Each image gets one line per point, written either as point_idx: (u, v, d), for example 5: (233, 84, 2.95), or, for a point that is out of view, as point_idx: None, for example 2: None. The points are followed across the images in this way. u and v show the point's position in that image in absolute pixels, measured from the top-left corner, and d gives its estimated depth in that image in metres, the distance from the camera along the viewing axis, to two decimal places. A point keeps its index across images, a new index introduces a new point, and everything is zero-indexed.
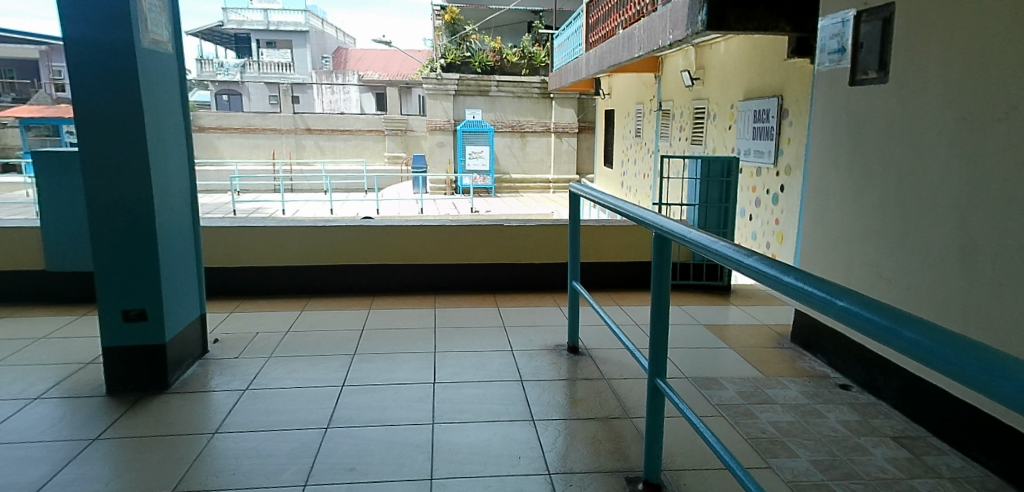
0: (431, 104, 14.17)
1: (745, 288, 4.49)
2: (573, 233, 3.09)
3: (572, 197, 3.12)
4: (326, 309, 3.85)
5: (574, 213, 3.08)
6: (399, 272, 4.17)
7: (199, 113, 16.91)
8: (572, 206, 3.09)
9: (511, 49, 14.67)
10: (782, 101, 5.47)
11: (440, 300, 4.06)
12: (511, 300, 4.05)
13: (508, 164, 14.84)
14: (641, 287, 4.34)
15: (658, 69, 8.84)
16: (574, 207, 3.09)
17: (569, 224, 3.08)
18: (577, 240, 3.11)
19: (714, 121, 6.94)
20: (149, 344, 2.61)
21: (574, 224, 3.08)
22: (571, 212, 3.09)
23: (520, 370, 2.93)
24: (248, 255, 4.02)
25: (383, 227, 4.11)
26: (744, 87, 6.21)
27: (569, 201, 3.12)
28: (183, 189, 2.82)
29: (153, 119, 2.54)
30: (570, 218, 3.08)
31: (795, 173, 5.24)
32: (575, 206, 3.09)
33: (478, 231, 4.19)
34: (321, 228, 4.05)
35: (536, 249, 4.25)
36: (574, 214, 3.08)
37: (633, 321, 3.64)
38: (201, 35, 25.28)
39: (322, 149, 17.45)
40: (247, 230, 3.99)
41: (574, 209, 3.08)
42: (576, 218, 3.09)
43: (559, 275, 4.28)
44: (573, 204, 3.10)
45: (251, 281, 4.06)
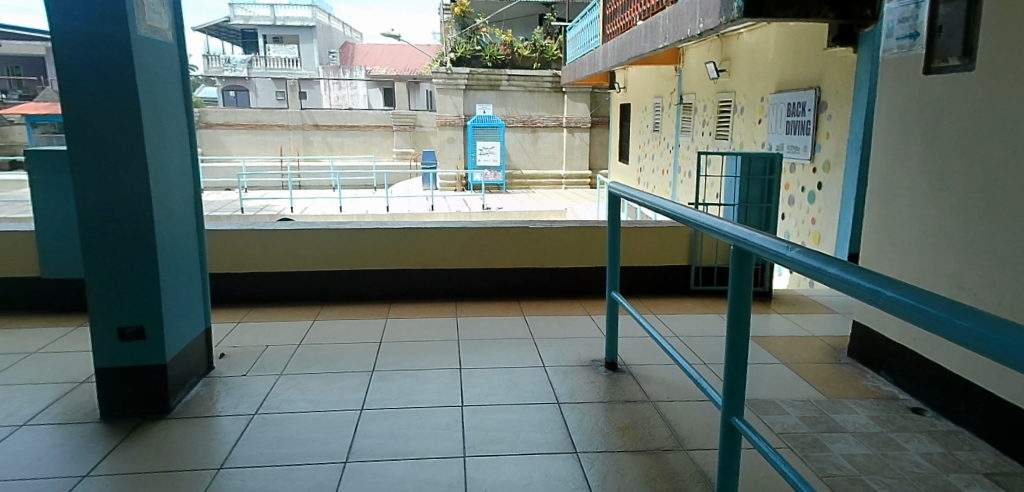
0: (441, 99, 13.88)
1: (786, 294, 4.19)
2: (614, 237, 2.81)
3: (612, 197, 2.84)
4: (340, 318, 3.59)
5: (614, 215, 2.81)
6: (417, 278, 3.90)
7: (207, 109, 16.71)
8: (614, 207, 2.81)
9: (522, 42, 14.35)
10: (819, 94, 5.16)
11: (461, 308, 3.79)
12: (537, 308, 3.78)
13: (519, 159, 14.53)
14: (676, 294, 4.06)
15: (679, 61, 8.52)
16: (615, 209, 2.81)
17: (609, 227, 2.80)
18: (618, 245, 2.82)
19: (741, 115, 6.64)
20: (147, 364, 2.35)
21: (615, 227, 2.81)
22: (611, 214, 2.81)
23: (555, 390, 2.65)
24: (256, 259, 3.76)
25: (400, 229, 3.84)
26: (776, 78, 5.90)
27: (609, 202, 2.84)
28: (185, 195, 2.56)
29: (152, 118, 2.28)
30: (610, 221, 2.81)
31: (835, 170, 4.94)
32: (615, 208, 2.81)
33: (500, 233, 3.91)
34: (334, 231, 3.79)
35: (563, 253, 3.97)
36: (613, 217, 2.81)
37: (673, 334, 3.37)
38: (208, 31, 25.11)
39: (330, 145, 17.23)
40: (256, 233, 3.73)
41: (615, 211, 2.80)
42: (615, 221, 2.81)
43: (588, 280, 4.01)
44: (614, 205, 2.82)
45: (261, 288, 3.80)
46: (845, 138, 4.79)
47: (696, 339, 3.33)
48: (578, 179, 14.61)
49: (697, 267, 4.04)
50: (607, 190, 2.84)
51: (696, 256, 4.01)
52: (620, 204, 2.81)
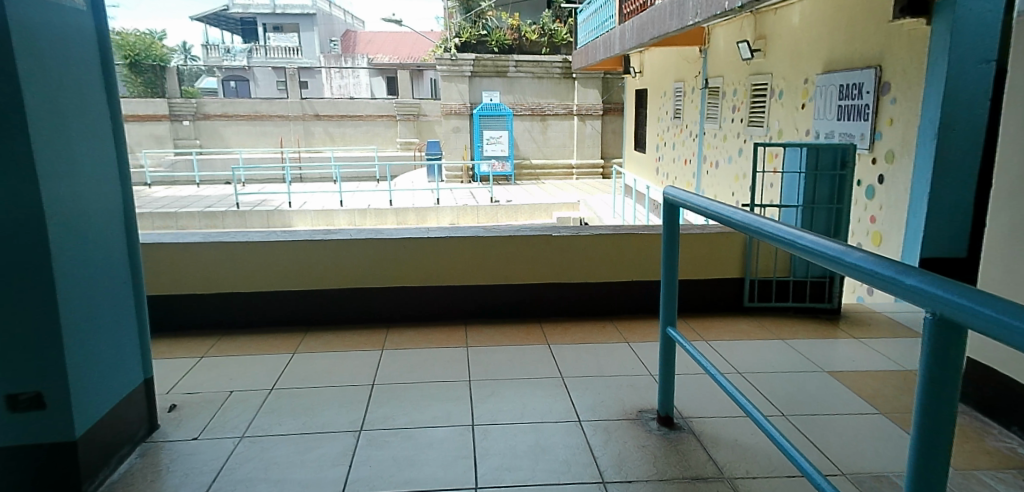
0: (446, 87, 13.15)
1: (857, 310, 3.53)
2: (669, 255, 2.18)
3: (667, 206, 2.20)
4: (325, 349, 2.97)
5: (670, 228, 2.19)
6: (418, 297, 3.28)
7: (205, 100, 16.11)
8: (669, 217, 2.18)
9: (530, 25, 13.64)
10: (880, 73, 4.50)
11: (473, 333, 3.16)
12: (563, 333, 3.15)
13: (527, 148, 13.82)
14: (727, 313, 3.42)
15: (704, 41, 7.82)
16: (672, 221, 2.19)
17: (665, 243, 2.18)
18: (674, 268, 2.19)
19: (780, 99, 5.96)
20: (51, 443, 1.74)
21: (671, 245, 2.18)
22: (666, 226, 2.19)
23: (598, 463, 2.02)
24: (227, 278, 3.14)
25: (397, 240, 3.20)
26: (824, 57, 5.22)
27: (664, 212, 2.21)
28: (108, 208, 1.95)
29: (42, 103, 1.66)
30: (666, 237, 2.18)
31: (901, 161, 4.29)
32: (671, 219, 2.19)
33: (517, 242, 3.27)
34: (320, 243, 3.16)
35: (592, 265, 3.33)
36: (669, 232, 2.18)
37: (735, 370, 2.73)
38: (206, 20, 24.48)
39: (332, 135, 16.61)
40: (224, 247, 3.11)
41: (672, 222, 2.17)
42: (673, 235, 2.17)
43: (621, 297, 3.37)
44: (671, 216, 2.18)
45: (230, 311, 3.18)
46: (916, 122, 4.14)
47: (765, 375, 2.69)
48: (589, 169, 13.92)
49: (753, 280, 3.40)
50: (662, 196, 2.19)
51: (750, 267, 3.38)
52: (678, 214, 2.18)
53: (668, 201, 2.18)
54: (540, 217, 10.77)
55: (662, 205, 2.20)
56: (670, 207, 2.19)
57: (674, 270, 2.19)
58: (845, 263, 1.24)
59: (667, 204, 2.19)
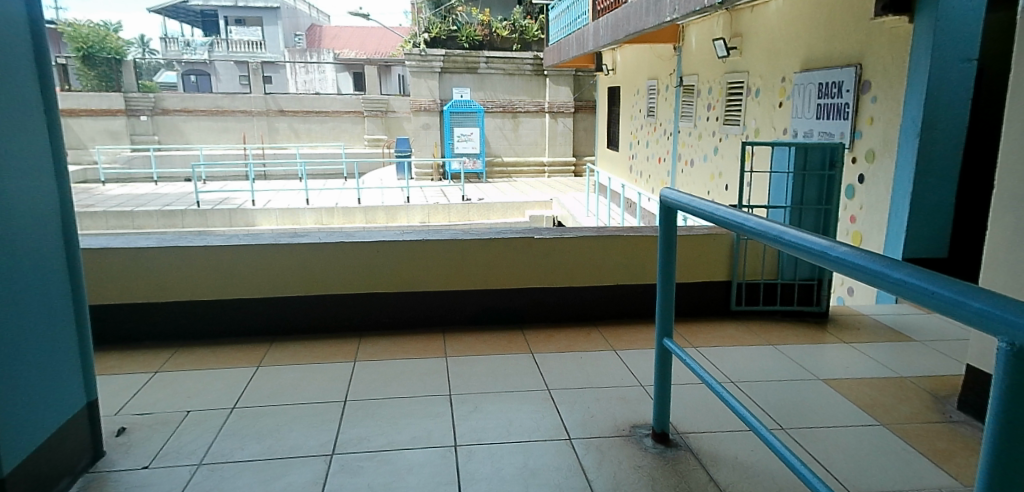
0: (415, 82, 12.86)
1: (843, 314, 3.46)
2: (666, 261, 2.04)
3: (663, 210, 2.05)
4: (293, 361, 2.76)
5: (666, 232, 2.05)
6: (392, 304, 3.09)
7: (163, 95, 15.50)
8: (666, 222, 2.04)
9: (500, 21, 13.46)
10: (860, 71, 4.45)
11: (451, 342, 2.98)
12: (546, 341, 3.00)
13: (499, 146, 13.64)
14: (714, 317, 3.32)
15: (678, 39, 7.75)
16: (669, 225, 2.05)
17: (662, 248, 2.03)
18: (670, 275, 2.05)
19: (756, 97, 5.91)
20: None
21: (668, 250, 2.04)
22: (663, 230, 2.05)
23: (592, 487, 1.86)
24: (184, 286, 2.90)
25: (370, 243, 3.00)
26: (802, 55, 5.17)
27: (659, 216, 2.06)
28: (40, 208, 1.73)
29: None
30: (662, 242, 2.05)
31: (882, 160, 4.25)
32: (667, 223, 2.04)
33: (498, 245, 3.10)
34: (287, 247, 2.94)
35: (576, 269, 3.18)
36: (666, 237, 2.04)
37: (729, 379, 2.62)
38: (164, 13, 23.69)
39: (298, 132, 16.17)
40: (181, 253, 2.87)
41: (670, 226, 2.02)
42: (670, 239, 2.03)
43: (605, 302, 3.24)
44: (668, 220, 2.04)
45: (187, 320, 2.94)
46: (897, 121, 4.10)
47: (759, 384, 2.58)
48: (561, 166, 13.81)
49: (740, 283, 3.31)
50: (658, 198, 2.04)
51: (738, 270, 3.28)
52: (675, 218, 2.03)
53: (664, 204, 2.03)
54: (513, 215, 10.62)
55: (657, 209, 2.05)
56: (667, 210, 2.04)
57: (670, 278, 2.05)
58: (891, 282, 1.08)
59: (662, 207, 2.04)
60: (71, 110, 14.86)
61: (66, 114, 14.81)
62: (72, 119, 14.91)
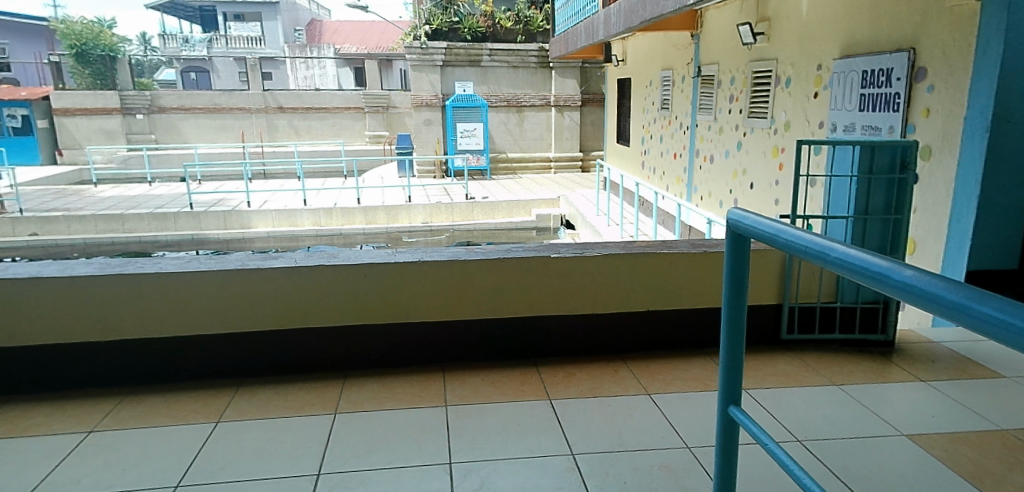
0: (415, 77, 12.24)
1: (910, 341, 2.95)
2: (735, 300, 1.52)
3: (734, 234, 1.52)
4: (259, 412, 2.28)
5: (736, 262, 1.52)
6: (384, 338, 2.60)
7: (159, 92, 15.03)
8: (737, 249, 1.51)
9: (503, 12, 12.96)
10: (913, 56, 3.93)
11: (453, 385, 2.49)
12: (565, 381, 2.50)
13: (504, 141, 13.12)
14: (762, 349, 2.82)
15: (695, 25, 7.22)
16: (738, 254, 1.52)
17: (732, 283, 1.51)
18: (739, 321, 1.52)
19: (787, 87, 5.38)
20: None
21: (737, 286, 1.51)
22: (732, 261, 1.52)
23: None
24: (130, 320, 2.41)
25: (355, 268, 2.51)
26: (843, 39, 4.64)
27: (728, 241, 1.53)
28: None
29: None
30: (730, 276, 1.52)
31: (941, 157, 3.72)
32: (738, 250, 1.51)
33: (510, 266, 2.60)
34: (254, 272, 2.45)
35: (600, 293, 2.68)
36: (735, 268, 1.52)
37: (795, 437, 2.14)
38: (162, 8, 23.29)
39: (297, 129, 15.71)
40: (126, 282, 2.37)
41: (741, 254, 1.49)
42: (739, 270, 1.51)
43: (634, 331, 2.74)
44: (737, 248, 1.50)
45: (138, 363, 2.45)
46: (960, 112, 3.57)
47: (835, 446, 2.09)
48: (568, 162, 13.29)
49: (792, 308, 2.81)
50: (728, 220, 1.51)
51: (790, 293, 2.78)
52: (747, 244, 1.50)
53: (734, 227, 1.50)
54: (519, 214, 10.10)
55: (725, 233, 1.52)
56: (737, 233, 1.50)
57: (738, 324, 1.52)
58: None
59: (732, 231, 1.51)
60: (65, 109, 14.44)
61: (60, 113, 14.39)
62: (66, 118, 14.49)
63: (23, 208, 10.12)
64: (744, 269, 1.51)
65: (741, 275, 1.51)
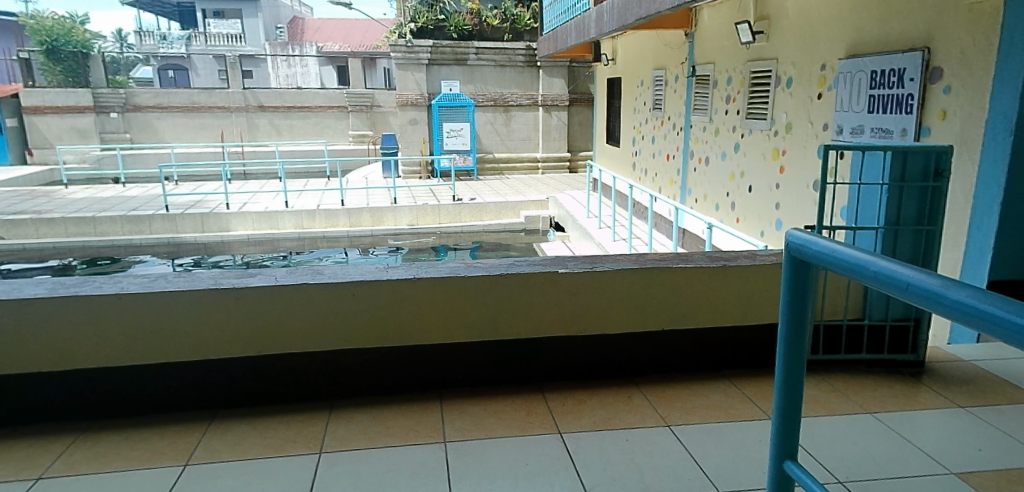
0: (401, 76, 11.97)
1: (939, 358, 2.75)
2: (797, 341, 1.28)
3: (794, 259, 1.27)
4: (232, 454, 2.01)
5: (796, 292, 1.27)
6: (374, 365, 2.35)
7: (135, 90, 14.58)
8: (797, 280, 1.26)
9: (490, 11, 12.73)
10: (928, 56, 3.75)
11: (451, 417, 2.23)
12: (574, 412, 2.26)
13: (490, 142, 12.87)
14: None
15: (690, 24, 7.03)
16: (798, 283, 1.27)
17: (795, 318, 1.27)
18: (800, 366, 1.28)
19: (789, 87, 5.19)
20: None
21: (798, 324, 1.27)
22: (791, 292, 1.28)
23: None
24: (86, 348, 2.13)
25: (341, 288, 2.25)
26: (851, 37, 4.46)
27: (787, 266, 1.28)
28: None
29: None
30: (789, 309, 1.28)
31: (959, 160, 3.54)
32: (798, 280, 1.27)
33: (511, 285, 2.36)
34: (228, 293, 2.18)
35: (611, 312, 2.45)
36: (796, 299, 1.27)
37: (836, 479, 1.92)
38: (140, 5, 22.74)
39: (278, 128, 15.33)
40: (79, 307, 2.09)
41: (804, 282, 1.25)
42: (803, 303, 1.27)
43: (645, 354, 2.51)
44: (798, 276, 1.26)
45: (93, 396, 2.17)
46: (979, 114, 3.39)
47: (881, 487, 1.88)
48: (556, 162, 13.07)
49: (816, 326, 2.60)
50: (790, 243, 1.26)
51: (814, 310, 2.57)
52: (808, 270, 1.26)
53: (795, 251, 1.25)
54: (507, 216, 9.88)
55: (786, 258, 1.28)
56: (797, 259, 1.25)
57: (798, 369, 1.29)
58: None
59: (792, 255, 1.27)
60: (36, 107, 13.92)
61: (32, 111, 13.87)
62: (38, 117, 13.97)
63: None
64: (804, 300, 1.27)
65: (803, 309, 1.27)
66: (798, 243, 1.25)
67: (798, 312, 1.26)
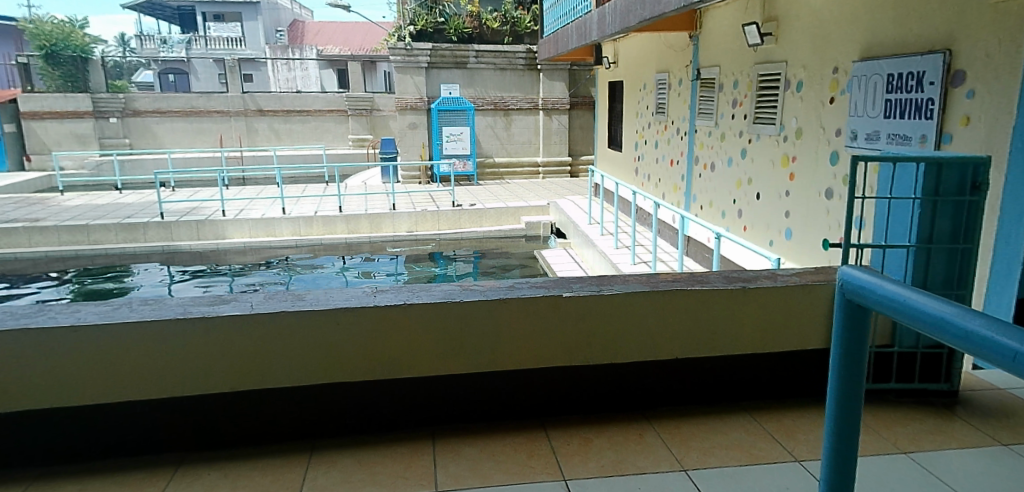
0: (399, 79, 11.77)
1: (972, 386, 2.55)
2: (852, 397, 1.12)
3: (848, 300, 1.09)
4: None
5: (852, 337, 1.10)
6: (362, 400, 2.15)
7: (134, 95, 14.43)
8: (854, 324, 1.09)
9: (490, 13, 12.55)
10: (949, 59, 3.55)
11: (445, 459, 2.04)
12: (581, 452, 2.07)
13: (490, 146, 12.69)
14: (806, 401, 2.40)
15: (695, 26, 6.83)
16: (854, 326, 1.10)
17: (851, 368, 1.11)
18: (856, 422, 1.13)
19: (799, 91, 4.99)
20: None
21: (853, 374, 1.11)
22: (844, 336, 1.11)
23: None
24: (38, 386, 1.93)
25: (324, 317, 2.05)
26: (864, 39, 4.26)
27: (842, 306, 1.10)
28: None
29: None
30: (843, 358, 1.11)
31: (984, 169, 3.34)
32: (854, 321, 1.10)
33: (511, 312, 2.16)
34: (197, 323, 1.98)
35: (620, 340, 2.24)
36: (851, 347, 1.10)
37: None
38: (141, 9, 22.62)
39: (277, 132, 15.15)
40: (31, 340, 1.89)
41: (860, 326, 1.08)
42: (859, 351, 1.10)
43: (656, 385, 2.31)
44: (854, 319, 1.09)
45: (48, 437, 1.98)
46: (1006, 120, 3.19)
47: None
48: (556, 167, 12.89)
49: None
50: (844, 281, 1.08)
51: None
52: (865, 313, 1.08)
53: (850, 289, 1.08)
54: (508, 222, 9.69)
55: (840, 296, 1.10)
56: (852, 300, 1.08)
57: (854, 422, 1.13)
58: None
59: (847, 294, 1.09)
60: (34, 113, 13.73)
61: (29, 117, 13.68)
62: (36, 122, 13.78)
63: None
64: (860, 346, 1.10)
65: (859, 358, 1.10)
66: (853, 282, 1.07)
67: (854, 361, 1.10)
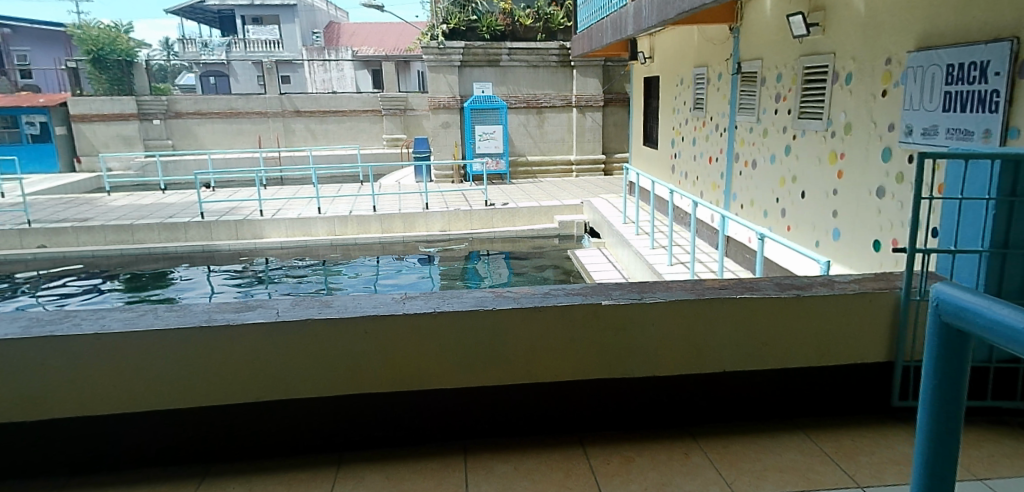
0: (432, 79, 11.73)
1: None
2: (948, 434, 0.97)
3: (944, 322, 0.95)
4: None
5: (948, 365, 0.95)
6: (390, 412, 2.06)
7: (176, 97, 14.74)
8: (951, 351, 0.95)
9: (523, 9, 12.43)
10: (1017, 46, 3.30)
11: (477, 476, 1.93)
12: (621, 472, 1.94)
13: (524, 144, 12.57)
14: (865, 419, 2.23)
15: (735, 18, 6.59)
16: (951, 353, 0.95)
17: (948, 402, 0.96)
18: (950, 463, 0.98)
19: (849, 83, 4.75)
20: None
21: (950, 410, 0.96)
22: (938, 364, 0.96)
23: None
24: (64, 394, 1.90)
25: (352, 326, 1.96)
26: (920, 28, 4.02)
27: (938, 329, 0.96)
28: None
29: None
30: (937, 389, 0.96)
31: None
32: (951, 347, 0.95)
33: (547, 321, 2.04)
34: (222, 332, 1.92)
35: (663, 351, 2.11)
36: (947, 377, 0.95)
37: None
38: (183, 13, 23.16)
39: (313, 132, 15.31)
40: (56, 348, 1.85)
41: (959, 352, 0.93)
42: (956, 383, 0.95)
43: (701, 399, 2.17)
44: (951, 345, 0.94)
45: (74, 447, 1.94)
46: None
47: None
48: (589, 165, 12.72)
49: (908, 368, 2.20)
50: (941, 300, 0.94)
51: (905, 348, 2.18)
52: (965, 338, 0.94)
53: (947, 311, 0.93)
54: (541, 221, 9.57)
55: (935, 318, 0.95)
56: (949, 323, 0.93)
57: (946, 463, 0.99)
58: None
59: (943, 316, 0.94)
60: (83, 115, 14.08)
61: (78, 119, 14.04)
62: (85, 125, 14.13)
63: (34, 219, 9.79)
64: (959, 376, 0.95)
65: (957, 390, 0.95)
66: (951, 302, 0.92)
67: (948, 393, 0.96)
